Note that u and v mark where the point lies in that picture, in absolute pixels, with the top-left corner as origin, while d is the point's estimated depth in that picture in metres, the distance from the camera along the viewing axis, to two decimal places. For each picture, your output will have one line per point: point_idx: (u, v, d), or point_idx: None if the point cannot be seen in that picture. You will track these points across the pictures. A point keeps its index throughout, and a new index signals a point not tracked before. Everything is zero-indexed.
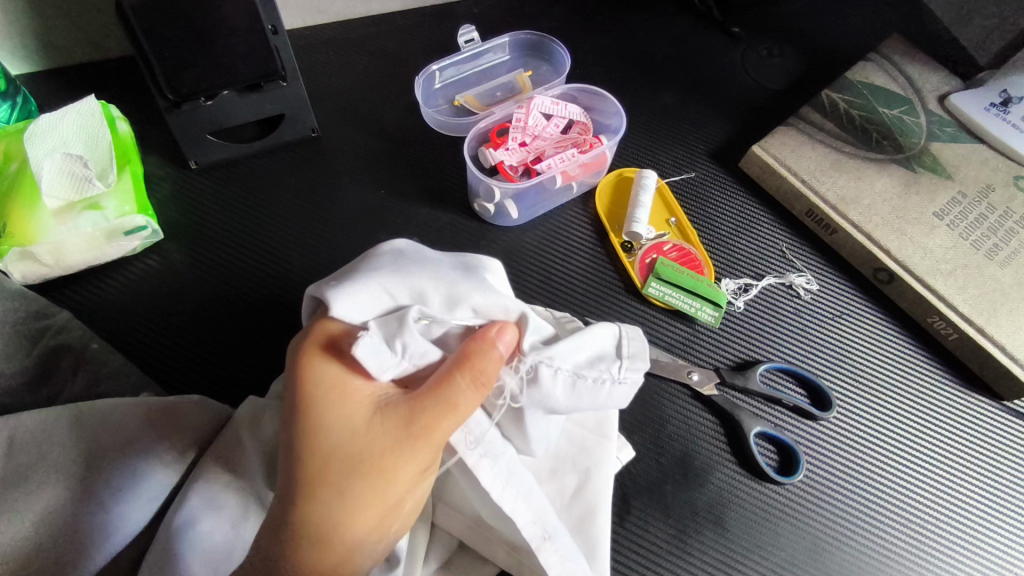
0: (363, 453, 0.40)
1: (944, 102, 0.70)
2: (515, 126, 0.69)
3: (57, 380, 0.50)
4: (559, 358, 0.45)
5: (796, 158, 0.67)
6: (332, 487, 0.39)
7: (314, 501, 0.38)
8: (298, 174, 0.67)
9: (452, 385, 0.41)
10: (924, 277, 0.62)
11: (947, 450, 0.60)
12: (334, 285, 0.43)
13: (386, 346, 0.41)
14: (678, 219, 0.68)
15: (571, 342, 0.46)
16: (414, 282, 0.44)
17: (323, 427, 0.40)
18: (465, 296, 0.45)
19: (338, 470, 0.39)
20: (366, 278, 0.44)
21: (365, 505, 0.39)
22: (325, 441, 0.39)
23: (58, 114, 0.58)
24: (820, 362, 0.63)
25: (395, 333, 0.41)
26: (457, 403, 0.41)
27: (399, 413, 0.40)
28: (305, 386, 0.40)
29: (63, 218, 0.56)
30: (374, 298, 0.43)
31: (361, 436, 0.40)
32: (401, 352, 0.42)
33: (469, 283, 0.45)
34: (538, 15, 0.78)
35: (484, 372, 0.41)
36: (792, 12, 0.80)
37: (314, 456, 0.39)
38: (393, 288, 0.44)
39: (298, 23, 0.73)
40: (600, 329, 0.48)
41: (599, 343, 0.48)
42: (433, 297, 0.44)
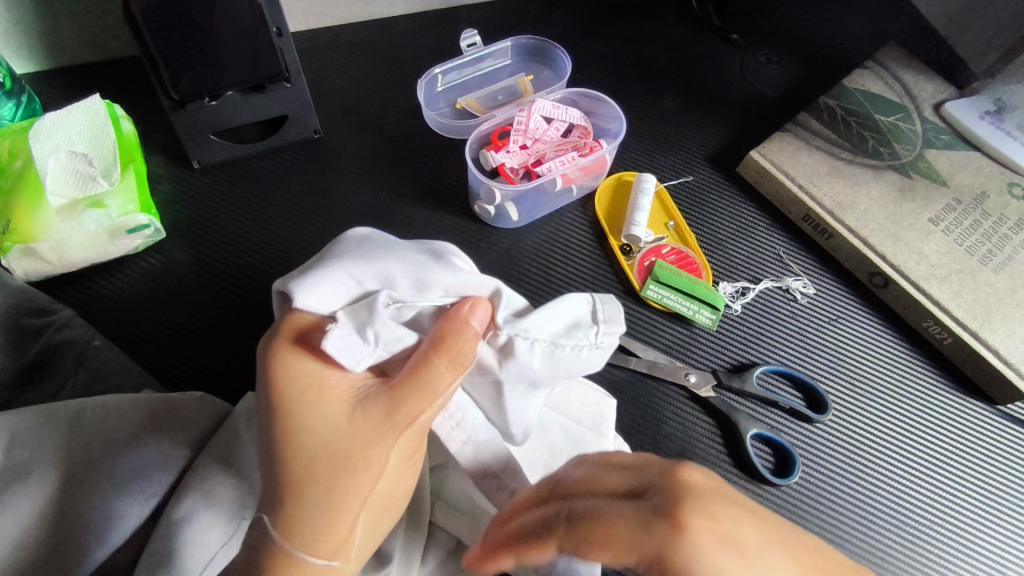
0: (345, 446, 0.40)
1: (939, 109, 0.70)
2: (516, 129, 0.70)
3: (59, 375, 0.51)
4: (533, 327, 0.46)
5: (793, 163, 0.68)
6: (320, 482, 0.39)
7: (304, 498, 0.38)
8: (301, 175, 0.68)
9: (429, 367, 0.41)
10: (918, 281, 0.63)
11: (940, 451, 0.61)
12: (298, 277, 0.43)
13: (358, 335, 0.41)
14: (676, 222, 0.69)
15: (547, 312, 0.46)
16: (381, 266, 0.45)
17: (303, 425, 0.40)
18: (433, 277, 0.46)
19: (324, 466, 0.39)
20: (331, 266, 0.44)
21: (356, 502, 0.39)
22: (308, 439, 0.39)
23: (63, 112, 0.59)
24: (815, 365, 0.63)
25: (365, 321, 0.42)
26: (433, 385, 0.41)
27: (379, 402, 0.41)
28: (280, 386, 0.41)
29: (67, 216, 0.56)
30: (341, 285, 0.44)
31: (342, 431, 0.40)
32: (374, 340, 0.42)
33: (437, 266, 0.46)
34: (540, 20, 0.79)
35: (460, 352, 0.42)
36: (791, 20, 0.82)
37: (298, 454, 0.39)
38: (360, 273, 0.44)
39: (302, 27, 0.73)
40: (572, 297, 0.48)
41: (573, 311, 0.48)
42: (401, 281, 0.45)
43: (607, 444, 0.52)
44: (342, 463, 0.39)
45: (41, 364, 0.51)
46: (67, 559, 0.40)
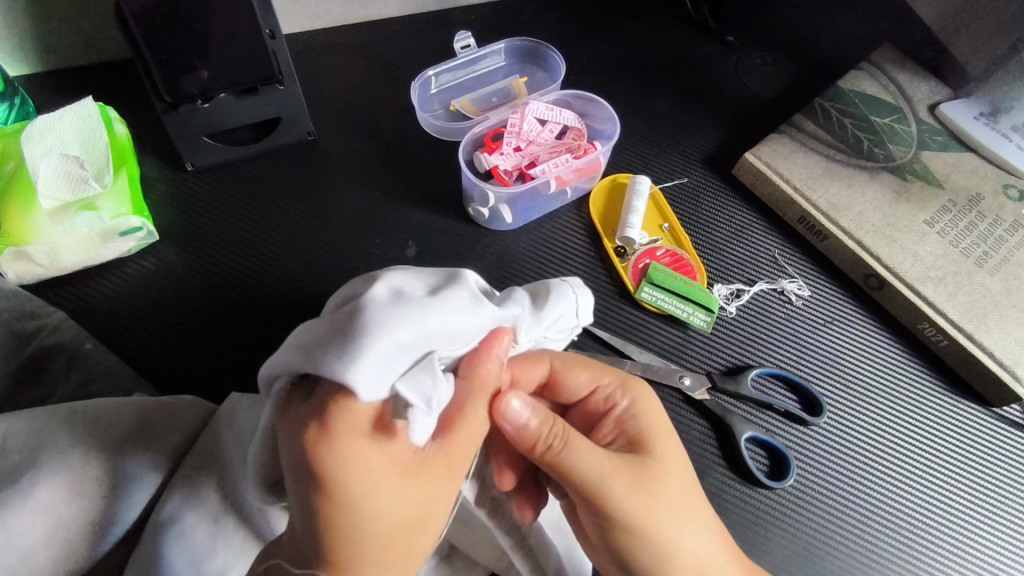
0: (413, 516, 0.37)
1: (934, 111, 0.70)
2: (509, 131, 0.69)
3: (51, 381, 0.50)
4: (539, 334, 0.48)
5: (788, 165, 0.68)
6: (391, 553, 0.37)
7: (375, 565, 0.37)
8: (295, 177, 0.68)
9: (474, 412, 0.41)
10: (913, 283, 0.63)
11: (936, 454, 0.61)
12: (346, 362, 0.36)
13: (431, 411, 0.37)
14: (671, 224, 0.68)
15: (554, 317, 0.48)
16: (423, 326, 0.39)
17: (364, 500, 0.36)
18: (473, 327, 0.42)
19: (401, 539, 0.37)
20: (376, 339, 0.37)
21: (422, 554, 0.39)
22: (376, 516, 0.36)
23: (57, 114, 0.58)
24: (810, 368, 0.63)
25: (434, 393, 0.38)
26: (476, 428, 0.41)
27: (436, 460, 0.38)
28: (325, 465, 0.35)
29: (58, 219, 0.56)
30: (391, 358, 0.37)
31: (409, 503, 0.37)
32: (439, 409, 0.38)
33: (472, 310, 0.42)
34: (535, 22, 0.79)
35: (491, 389, 0.42)
36: (787, 22, 0.81)
37: (366, 529, 0.36)
38: (404, 338, 0.38)
39: (296, 28, 0.73)
40: (560, 294, 0.48)
41: (563, 307, 0.49)
42: (446, 337, 0.40)
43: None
44: (409, 531, 0.38)
45: (33, 367, 0.50)
46: (55, 563, 0.40)
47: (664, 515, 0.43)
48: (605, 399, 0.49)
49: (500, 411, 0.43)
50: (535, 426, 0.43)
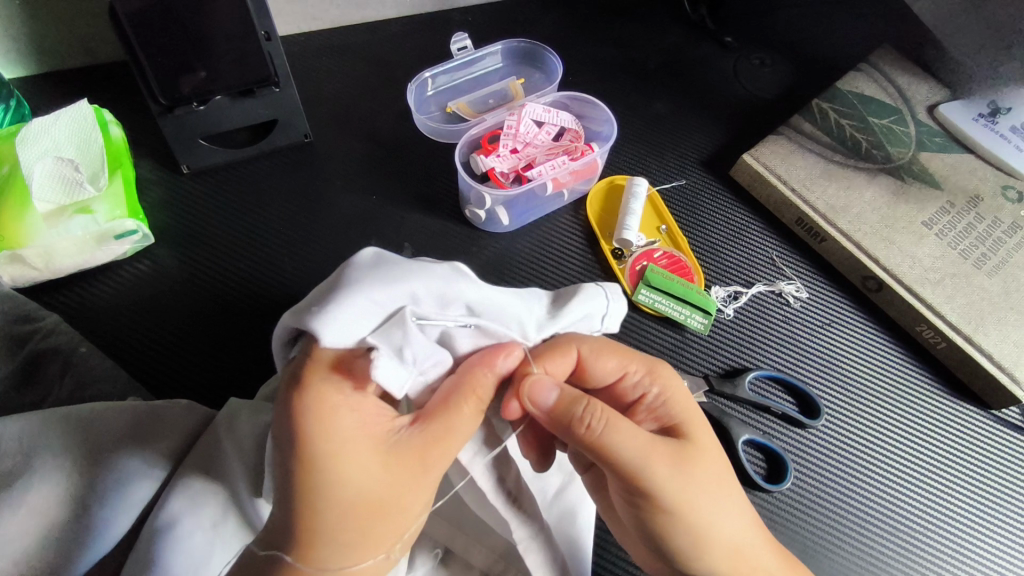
0: (376, 499, 0.39)
1: (933, 112, 0.70)
2: (506, 133, 0.69)
3: (44, 384, 0.50)
4: (558, 326, 0.48)
5: (786, 167, 0.68)
6: (345, 534, 0.38)
7: (335, 542, 0.38)
8: (291, 179, 0.67)
9: (456, 412, 0.41)
10: (912, 285, 0.62)
11: (934, 456, 0.60)
12: (317, 311, 0.41)
13: (396, 358, 0.40)
14: (669, 226, 0.68)
15: (573, 311, 0.49)
16: (402, 288, 0.43)
17: (334, 472, 0.38)
18: (453, 290, 0.44)
19: (360, 517, 0.38)
20: (351, 293, 0.41)
21: (389, 542, 0.40)
22: (343, 492, 0.38)
23: (51, 118, 0.59)
24: (807, 370, 0.63)
25: (399, 341, 0.41)
26: (462, 430, 0.41)
27: (413, 450, 0.40)
28: (305, 425, 0.38)
29: (53, 222, 0.56)
30: (364, 311, 0.41)
31: (373, 482, 0.39)
32: (410, 360, 0.41)
33: (458, 279, 0.45)
34: (532, 23, 0.79)
35: (486, 396, 0.42)
36: (784, 22, 0.81)
37: (330, 502, 0.37)
38: (380, 296, 0.42)
39: (292, 30, 0.73)
40: (583, 295, 0.49)
41: (586, 308, 0.49)
42: (424, 298, 0.43)
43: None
44: (368, 514, 0.38)
45: (29, 371, 0.51)
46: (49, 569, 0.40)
47: (703, 499, 0.42)
48: (635, 385, 0.47)
49: (530, 391, 0.43)
50: (567, 407, 0.42)
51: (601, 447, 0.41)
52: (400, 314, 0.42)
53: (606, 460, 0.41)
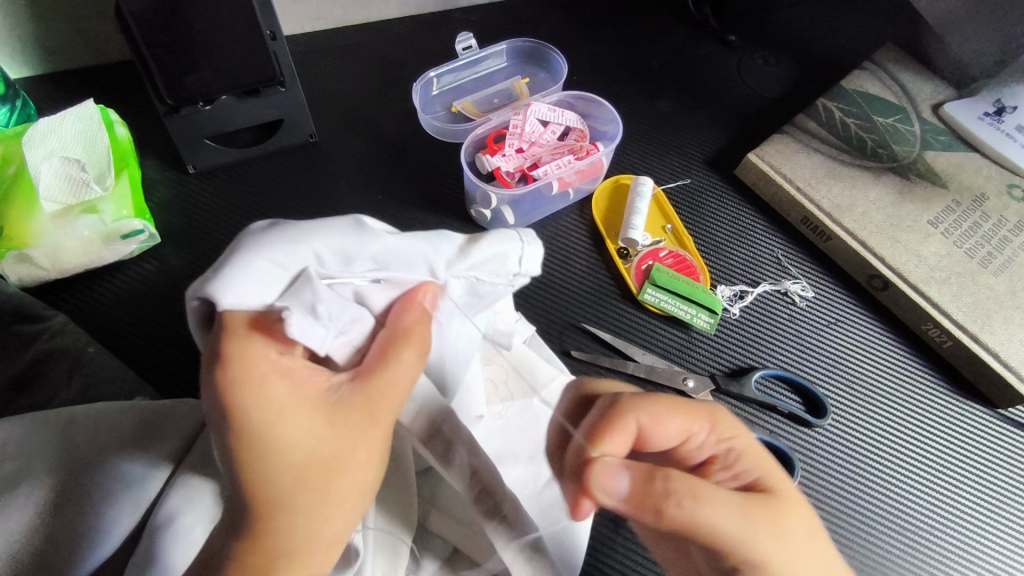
0: (320, 460, 0.36)
1: (938, 111, 0.70)
2: (512, 132, 0.69)
3: (49, 387, 0.50)
4: (467, 266, 0.42)
5: (791, 166, 0.68)
6: (296, 501, 0.35)
7: (292, 512, 0.35)
8: (296, 179, 0.68)
9: (394, 362, 0.38)
10: (918, 284, 0.62)
11: (941, 456, 0.60)
12: (214, 280, 0.36)
13: (312, 317, 0.36)
14: (674, 225, 0.68)
15: (480, 248, 0.42)
16: (301, 247, 0.39)
17: (277, 433, 0.35)
18: (359, 247, 0.40)
19: (308, 481, 0.35)
20: (247, 256, 0.37)
21: (342, 508, 0.37)
22: (283, 456, 0.35)
23: (57, 117, 0.59)
24: (813, 368, 0.63)
25: (308, 299, 0.36)
26: (404, 380, 0.38)
27: (354, 405, 0.37)
28: (231, 394, 0.35)
29: (60, 222, 0.56)
30: (265, 274, 0.37)
31: (315, 444, 0.36)
32: (326, 317, 0.37)
33: (358, 234, 0.41)
34: (536, 22, 0.79)
35: (424, 339, 0.39)
36: (788, 21, 0.81)
37: (280, 466, 0.35)
38: (281, 258, 0.38)
39: (297, 30, 0.73)
40: (492, 235, 0.43)
41: (496, 248, 0.43)
42: (325, 255, 0.39)
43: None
44: (315, 477, 0.36)
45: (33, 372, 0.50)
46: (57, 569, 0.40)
47: (811, 564, 0.38)
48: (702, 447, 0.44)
49: (597, 480, 0.38)
50: (642, 490, 0.37)
51: (694, 527, 0.37)
52: (303, 278, 0.38)
53: (701, 540, 0.37)
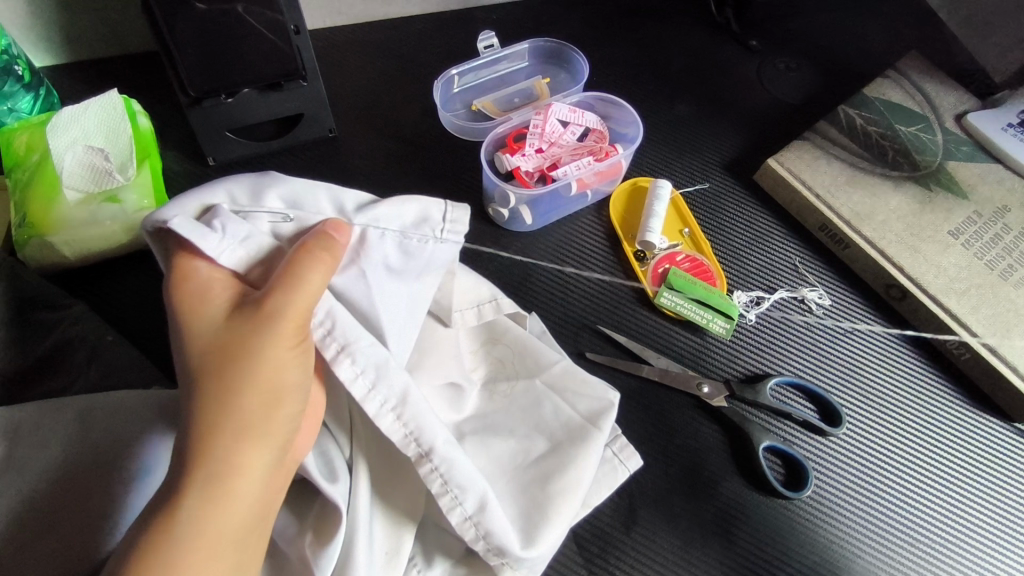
0: (229, 349, 0.36)
1: (961, 120, 0.69)
2: (532, 132, 0.69)
3: (70, 370, 0.50)
4: (384, 219, 0.45)
5: (812, 173, 0.67)
6: (210, 391, 0.35)
7: (209, 400, 0.35)
8: (314, 174, 0.68)
9: (292, 262, 0.38)
10: (937, 295, 0.62)
11: (956, 470, 0.60)
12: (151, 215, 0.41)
13: (206, 227, 0.39)
14: (691, 230, 0.68)
15: (394, 202, 0.45)
16: (222, 186, 0.43)
17: (193, 334, 0.37)
18: (269, 187, 0.44)
19: (217, 369, 0.36)
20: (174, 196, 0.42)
21: (254, 400, 0.35)
22: (198, 348, 0.36)
23: (81, 105, 0.59)
24: (828, 377, 0.63)
25: (212, 216, 0.40)
26: (301, 274, 0.38)
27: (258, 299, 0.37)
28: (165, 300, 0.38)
29: (83, 210, 0.57)
30: (182, 205, 0.41)
31: (225, 336, 0.37)
32: (224, 230, 0.39)
33: (274, 177, 0.45)
34: (557, 22, 0.79)
35: (331, 257, 0.40)
36: (810, 26, 0.81)
37: (197, 357, 0.36)
38: (202, 195, 0.42)
39: (319, 24, 0.73)
40: (415, 197, 0.46)
41: (418, 205, 0.46)
42: (238, 195, 0.43)
43: (601, 437, 0.51)
44: (223, 366, 0.36)
45: (53, 358, 0.50)
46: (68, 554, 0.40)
47: None
48: None
49: None
50: None
51: None
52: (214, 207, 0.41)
53: None
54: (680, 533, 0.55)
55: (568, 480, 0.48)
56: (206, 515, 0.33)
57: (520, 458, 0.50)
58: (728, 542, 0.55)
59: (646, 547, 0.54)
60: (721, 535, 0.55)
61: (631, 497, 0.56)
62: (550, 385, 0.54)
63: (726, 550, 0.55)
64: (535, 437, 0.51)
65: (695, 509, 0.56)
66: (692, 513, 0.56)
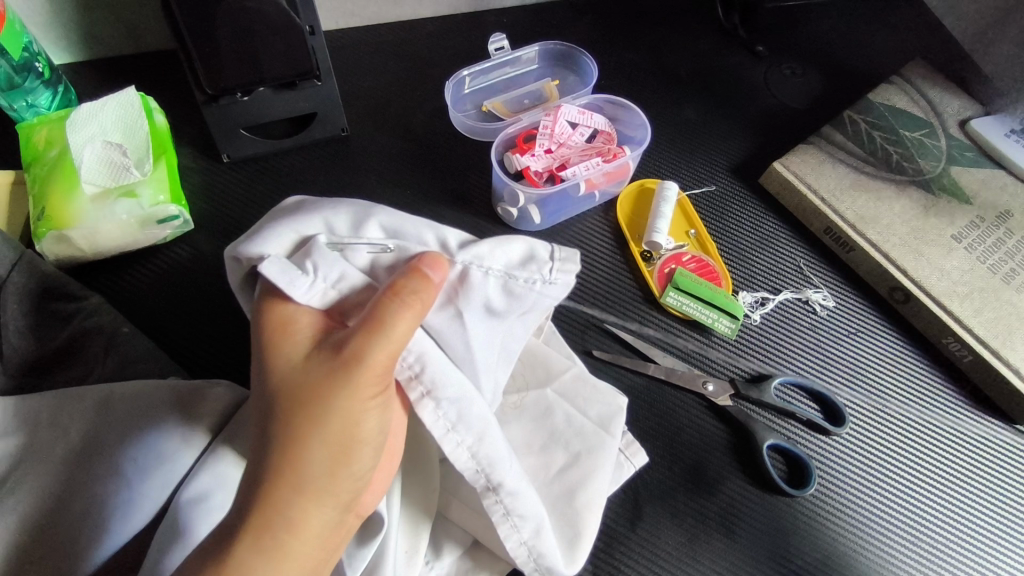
0: (301, 391, 0.36)
1: (964, 127, 0.70)
2: (541, 133, 0.70)
3: (86, 361, 0.51)
4: (488, 257, 0.42)
5: (817, 176, 0.68)
6: (280, 428, 0.35)
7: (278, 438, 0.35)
8: (325, 172, 0.69)
9: (375, 308, 0.36)
10: (939, 298, 0.63)
11: (958, 472, 0.60)
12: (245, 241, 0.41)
13: (298, 267, 0.39)
14: (697, 231, 0.69)
15: (499, 241, 0.43)
16: (323, 216, 0.43)
17: (275, 374, 0.37)
18: (370, 219, 0.43)
19: (286, 409, 0.35)
20: (275, 225, 0.42)
21: (321, 445, 0.35)
22: (278, 382, 0.36)
23: (100, 103, 0.61)
24: (833, 378, 0.63)
25: (305, 254, 0.39)
26: (382, 325, 0.35)
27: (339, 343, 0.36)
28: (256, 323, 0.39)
29: (100, 204, 0.57)
30: (280, 237, 0.41)
31: (301, 375, 0.36)
32: (316, 272, 0.39)
33: (378, 207, 0.44)
34: (566, 26, 0.80)
35: (422, 303, 0.37)
36: (817, 33, 0.82)
37: (273, 391, 0.36)
38: (301, 227, 0.42)
39: (332, 25, 0.74)
40: (526, 236, 0.44)
41: (527, 244, 0.44)
42: (335, 225, 0.43)
43: (614, 442, 0.53)
44: (294, 407, 0.35)
45: (70, 349, 0.51)
46: (85, 537, 0.41)
47: None
48: None
49: None
50: None
51: None
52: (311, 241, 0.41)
53: None
54: (682, 528, 0.56)
55: (592, 492, 0.50)
56: (253, 557, 0.33)
57: (542, 473, 0.51)
58: (730, 538, 0.56)
59: (649, 541, 0.55)
60: (723, 532, 0.56)
61: (635, 492, 0.57)
62: (561, 394, 0.55)
63: (728, 546, 0.56)
64: (554, 451, 0.52)
65: (698, 505, 0.57)
66: (694, 510, 0.57)
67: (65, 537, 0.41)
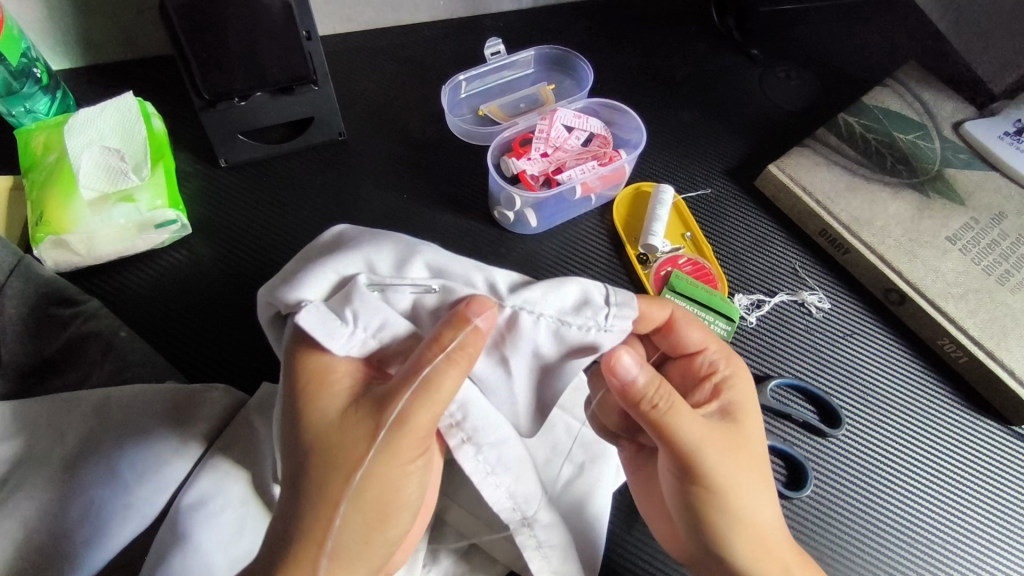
0: (337, 445, 0.36)
1: (958, 129, 0.71)
2: (537, 137, 0.71)
3: (84, 365, 0.51)
4: (537, 301, 0.42)
5: (812, 179, 0.69)
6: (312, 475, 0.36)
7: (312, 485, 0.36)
8: (323, 176, 0.69)
9: (422, 365, 0.37)
10: (934, 299, 0.63)
11: (955, 473, 0.61)
12: (282, 282, 0.42)
13: (337, 315, 0.39)
14: (693, 233, 0.69)
15: (552, 285, 0.42)
16: (363, 254, 0.43)
17: (310, 425, 0.37)
18: (414, 258, 0.43)
19: (321, 459, 0.36)
20: (315, 263, 0.42)
21: (357, 495, 0.36)
22: (314, 433, 0.37)
23: (98, 108, 0.61)
24: (830, 380, 0.63)
25: (344, 302, 0.40)
26: (428, 382, 0.36)
27: (381, 397, 0.37)
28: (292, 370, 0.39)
29: (98, 209, 0.57)
30: (320, 279, 0.41)
31: (338, 428, 0.37)
32: (356, 321, 0.39)
33: (423, 245, 0.44)
34: (562, 30, 0.80)
35: (467, 359, 0.38)
36: (812, 36, 0.82)
37: (308, 439, 0.37)
38: (342, 267, 0.42)
39: (329, 30, 0.75)
40: (582, 279, 0.43)
41: (582, 288, 0.43)
42: (376, 263, 0.43)
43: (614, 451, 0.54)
44: (329, 459, 0.36)
45: (69, 353, 0.51)
46: (84, 540, 0.41)
47: None
48: None
49: None
50: None
51: None
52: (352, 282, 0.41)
53: None
54: None
55: (600, 503, 0.51)
56: None
57: (550, 485, 0.52)
58: None
59: (646, 543, 0.55)
60: None
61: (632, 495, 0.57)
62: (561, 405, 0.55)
63: None
64: (558, 463, 0.53)
65: None
66: None
67: (64, 541, 0.41)
